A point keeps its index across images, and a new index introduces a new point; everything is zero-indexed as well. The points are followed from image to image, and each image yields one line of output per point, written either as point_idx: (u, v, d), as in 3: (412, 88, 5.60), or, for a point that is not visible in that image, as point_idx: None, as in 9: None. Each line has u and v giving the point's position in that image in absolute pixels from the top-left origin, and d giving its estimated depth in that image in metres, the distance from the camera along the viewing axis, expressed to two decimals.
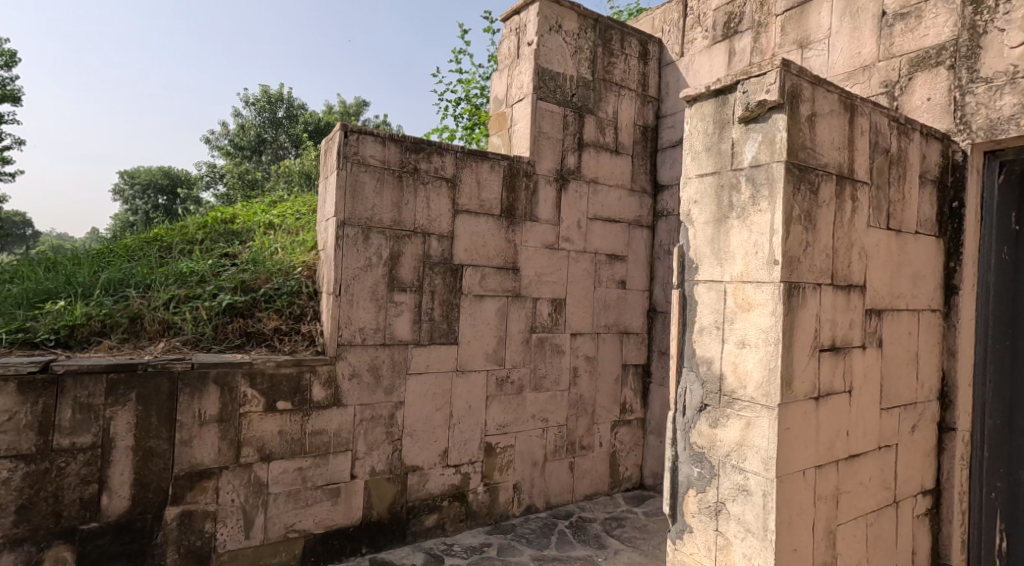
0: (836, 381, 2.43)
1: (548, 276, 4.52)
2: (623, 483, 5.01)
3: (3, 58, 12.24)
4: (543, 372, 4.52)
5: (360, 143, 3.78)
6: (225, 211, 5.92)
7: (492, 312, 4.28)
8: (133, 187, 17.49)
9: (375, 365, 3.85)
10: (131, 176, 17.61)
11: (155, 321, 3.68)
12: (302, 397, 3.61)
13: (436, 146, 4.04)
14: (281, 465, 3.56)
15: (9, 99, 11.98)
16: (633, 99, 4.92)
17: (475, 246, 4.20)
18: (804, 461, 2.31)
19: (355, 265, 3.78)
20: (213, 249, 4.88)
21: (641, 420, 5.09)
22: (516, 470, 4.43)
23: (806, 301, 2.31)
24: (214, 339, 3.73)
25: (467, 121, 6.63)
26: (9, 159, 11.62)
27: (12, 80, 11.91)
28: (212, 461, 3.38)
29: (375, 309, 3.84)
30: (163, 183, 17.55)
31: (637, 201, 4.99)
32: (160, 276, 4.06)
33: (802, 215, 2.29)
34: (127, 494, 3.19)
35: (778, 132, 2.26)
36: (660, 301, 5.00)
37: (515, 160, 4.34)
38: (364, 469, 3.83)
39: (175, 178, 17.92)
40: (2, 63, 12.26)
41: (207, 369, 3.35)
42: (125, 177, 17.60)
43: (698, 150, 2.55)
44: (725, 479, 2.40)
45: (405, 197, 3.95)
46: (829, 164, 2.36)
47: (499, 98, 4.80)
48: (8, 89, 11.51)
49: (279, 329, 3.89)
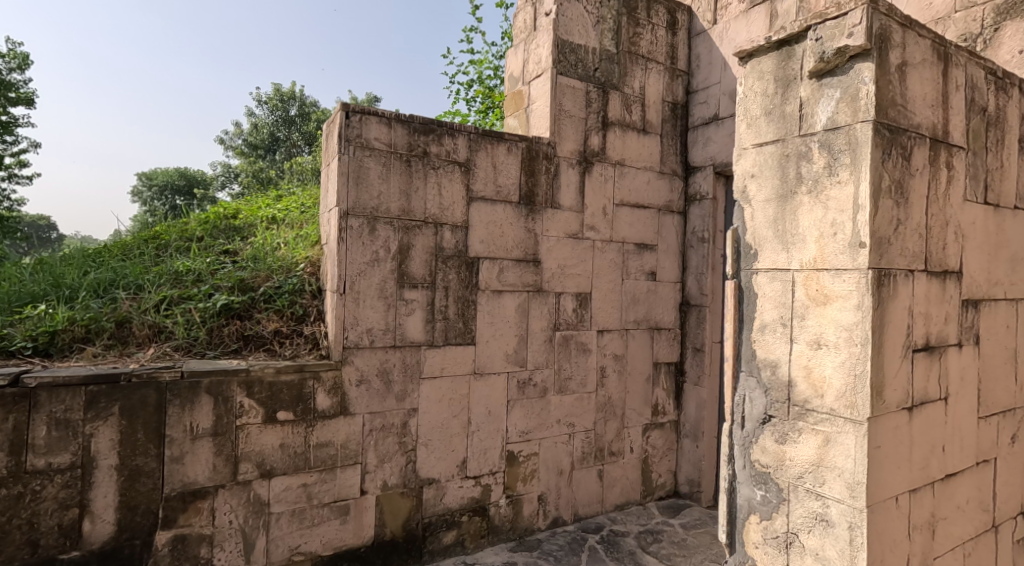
0: (931, 388, 2.03)
1: (572, 268, 4.14)
2: (656, 492, 4.63)
3: (15, 61, 12.04)
4: (568, 374, 4.15)
5: (364, 124, 3.42)
6: (228, 206, 5.57)
7: (513, 310, 3.90)
8: (151, 188, 17.37)
9: (386, 369, 3.49)
10: (147, 176, 17.45)
11: (144, 325, 3.33)
12: (305, 406, 3.26)
13: (447, 127, 3.67)
14: (283, 482, 3.22)
15: (24, 103, 11.87)
16: (661, 73, 4.52)
17: (493, 237, 3.83)
18: (896, 486, 1.94)
19: (360, 259, 3.43)
20: (214, 245, 4.55)
21: (674, 422, 4.69)
22: (542, 480, 4.07)
23: (897, 292, 1.91)
24: (209, 344, 3.36)
25: (480, 105, 6.23)
26: (25, 161, 11.52)
27: (24, 82, 11.82)
28: (206, 479, 3.02)
29: (383, 308, 3.48)
30: (180, 184, 17.41)
31: (668, 184, 4.58)
32: (152, 276, 3.72)
33: (892, 186, 1.90)
34: (112, 518, 2.84)
35: (863, 85, 1.88)
36: (694, 293, 4.59)
37: (535, 141, 3.96)
38: (375, 484, 3.48)
39: (192, 178, 17.77)
40: (14, 66, 12.05)
41: (199, 378, 3.00)
42: (143, 178, 17.51)
43: (755, 115, 2.16)
44: (797, 505, 2.03)
45: (414, 184, 3.57)
46: (922, 124, 1.96)
47: (515, 75, 4.40)
48: (20, 94, 11.39)
49: (280, 331, 3.52)
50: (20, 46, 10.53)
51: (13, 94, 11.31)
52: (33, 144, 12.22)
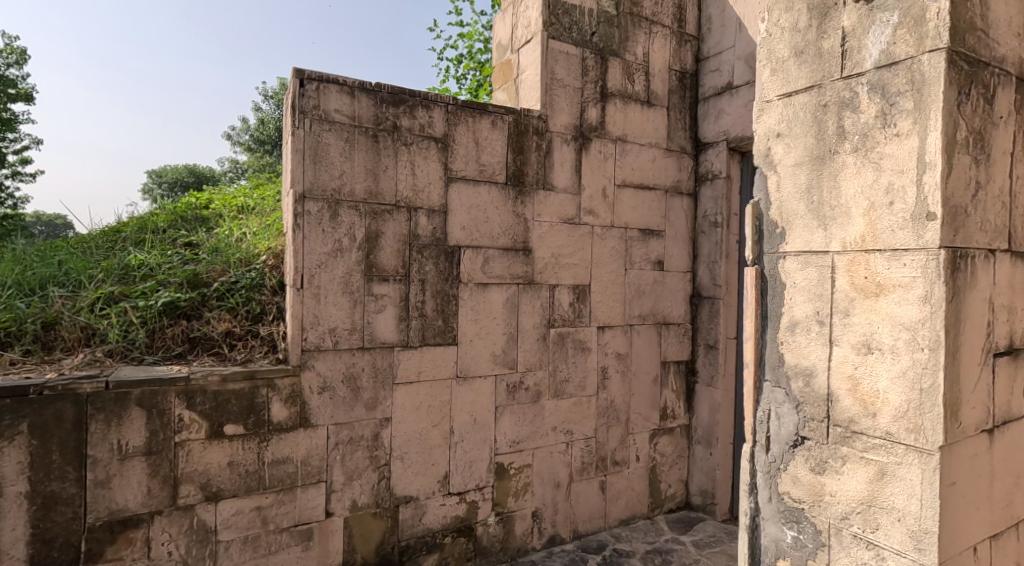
0: (1015, 402, 1.57)
1: (567, 257, 3.68)
2: (666, 504, 4.19)
3: (14, 56, 11.61)
4: (565, 375, 3.70)
5: (322, 94, 2.98)
6: (200, 194, 5.14)
7: (500, 305, 3.46)
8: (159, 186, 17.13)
9: (353, 375, 3.07)
10: (155, 173, 17.14)
11: (75, 327, 2.90)
12: (257, 418, 2.84)
13: (421, 98, 3.22)
14: (233, 505, 2.80)
15: (24, 100, 11.55)
16: (668, 38, 4.04)
17: (476, 223, 3.38)
18: (975, 533, 1.48)
19: (321, 250, 2.99)
20: (176, 236, 4.11)
21: (685, 427, 4.24)
22: (536, 494, 3.63)
23: (976, 279, 1.46)
24: (150, 348, 2.95)
25: (473, 83, 5.80)
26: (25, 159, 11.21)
27: (24, 78, 11.47)
28: (139, 506, 2.61)
29: (349, 305, 3.05)
30: (190, 182, 17.04)
31: (675, 162, 4.11)
32: (94, 270, 3.30)
33: (972, 137, 1.45)
34: (22, 554, 2.43)
35: (931, 2, 1.44)
36: (706, 283, 4.13)
37: (523, 114, 3.50)
38: (343, 504, 3.05)
39: (201, 175, 17.47)
40: (13, 61, 11.62)
41: (128, 389, 2.58)
42: (154, 176, 17.32)
43: (782, 58, 1.73)
44: (841, 554, 1.60)
45: (382, 162, 3.13)
46: (1006, 58, 1.52)
47: (504, 43, 3.94)
48: (18, 89, 11.06)
49: (232, 332, 3.09)
50: (16, 41, 10.19)
51: (11, 91, 11.00)
52: (36, 142, 11.97)
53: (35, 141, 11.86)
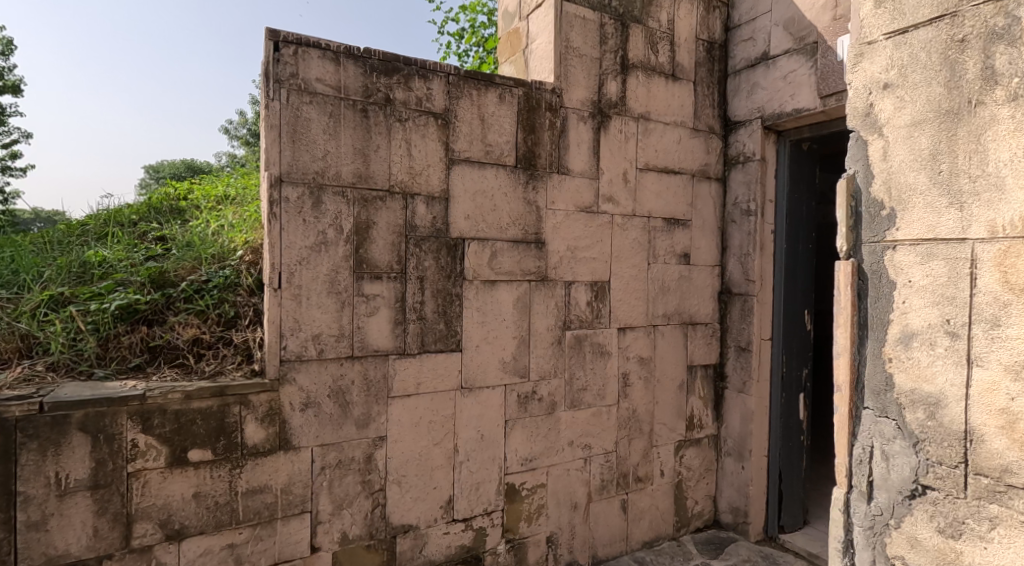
0: None
1: (585, 251, 3.25)
2: (693, 523, 3.77)
3: None
4: (582, 384, 3.28)
5: (301, 60, 2.55)
6: (180, 183, 4.68)
7: (510, 305, 3.04)
8: (156, 181, 16.68)
9: (341, 389, 2.65)
10: (155, 169, 16.76)
11: (13, 336, 2.49)
12: (228, 441, 2.41)
13: (418, 67, 2.78)
14: (199, 544, 2.38)
15: (11, 91, 11.08)
16: (694, 3, 3.60)
17: (482, 211, 2.95)
18: None
19: (301, 243, 2.56)
20: (146, 229, 3.67)
21: (713, 437, 3.82)
22: (551, 518, 3.21)
23: None
24: (101, 360, 2.53)
25: (476, 61, 5.33)
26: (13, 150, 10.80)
27: (12, 69, 11.06)
28: (84, 550, 2.20)
29: (335, 308, 2.63)
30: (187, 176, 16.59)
31: (703, 143, 3.68)
32: (45, 267, 2.88)
33: None
34: None
35: None
36: (736, 279, 3.70)
37: (534, 87, 3.07)
38: (330, 537, 2.64)
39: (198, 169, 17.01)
40: None
41: (67, 411, 2.16)
42: (151, 171, 16.91)
43: None
44: None
45: (373, 141, 2.70)
46: None
47: (511, 9, 3.50)
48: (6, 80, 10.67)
49: (200, 340, 2.67)
50: None
51: None
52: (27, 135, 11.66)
53: (27, 133, 11.43)
